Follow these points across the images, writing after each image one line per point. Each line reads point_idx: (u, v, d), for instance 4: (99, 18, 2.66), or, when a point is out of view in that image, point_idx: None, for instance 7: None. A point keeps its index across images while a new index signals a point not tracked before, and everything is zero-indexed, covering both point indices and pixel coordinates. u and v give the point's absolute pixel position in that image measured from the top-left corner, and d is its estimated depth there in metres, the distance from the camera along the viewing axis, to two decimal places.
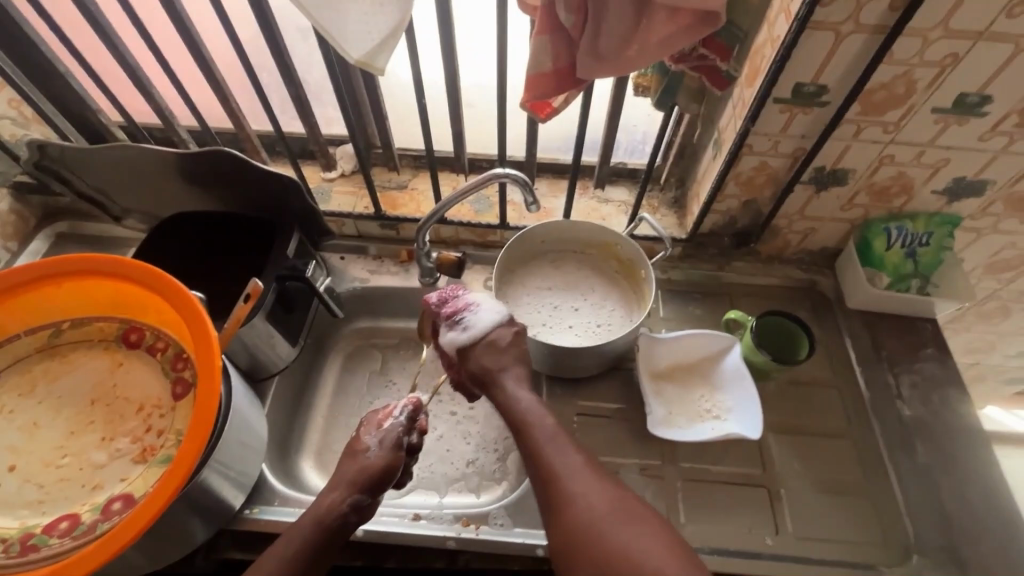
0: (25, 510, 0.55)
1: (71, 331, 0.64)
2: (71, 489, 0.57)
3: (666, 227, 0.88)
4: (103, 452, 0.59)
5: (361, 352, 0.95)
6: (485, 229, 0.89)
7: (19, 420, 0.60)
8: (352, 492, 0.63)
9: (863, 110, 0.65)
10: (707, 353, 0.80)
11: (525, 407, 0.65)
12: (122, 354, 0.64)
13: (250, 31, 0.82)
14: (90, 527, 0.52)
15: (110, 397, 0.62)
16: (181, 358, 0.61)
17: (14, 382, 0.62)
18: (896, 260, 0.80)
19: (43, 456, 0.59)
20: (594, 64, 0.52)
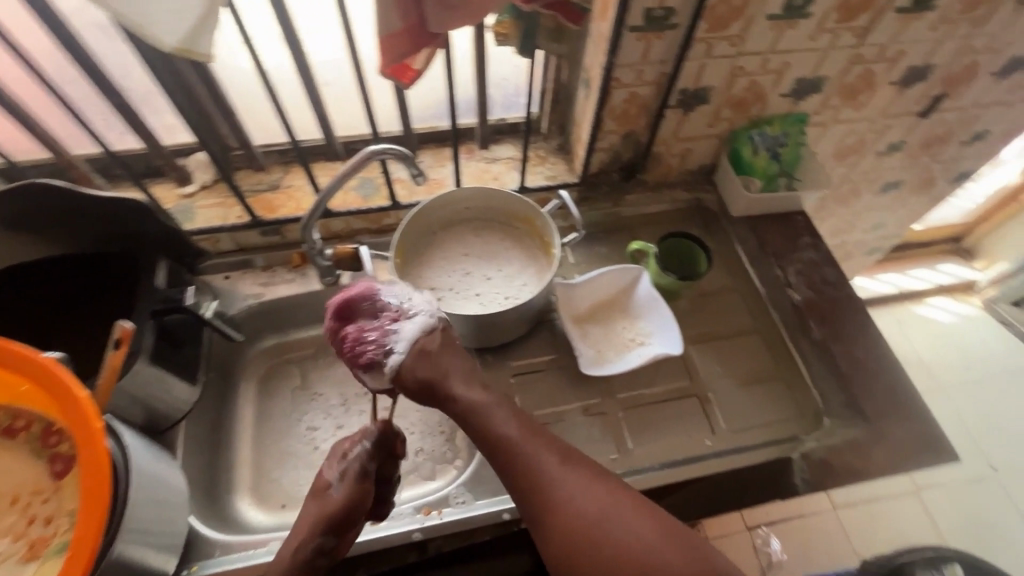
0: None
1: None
2: None
3: (557, 175, 0.89)
4: None
5: (276, 372, 0.88)
6: (378, 213, 0.84)
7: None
8: (314, 538, 0.59)
9: (711, 26, 0.68)
10: (620, 287, 0.83)
11: (482, 413, 0.61)
12: None
13: (35, 37, 0.68)
14: None
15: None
16: (52, 428, 0.53)
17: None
18: (764, 164, 0.86)
19: None
20: (446, 14, 0.49)
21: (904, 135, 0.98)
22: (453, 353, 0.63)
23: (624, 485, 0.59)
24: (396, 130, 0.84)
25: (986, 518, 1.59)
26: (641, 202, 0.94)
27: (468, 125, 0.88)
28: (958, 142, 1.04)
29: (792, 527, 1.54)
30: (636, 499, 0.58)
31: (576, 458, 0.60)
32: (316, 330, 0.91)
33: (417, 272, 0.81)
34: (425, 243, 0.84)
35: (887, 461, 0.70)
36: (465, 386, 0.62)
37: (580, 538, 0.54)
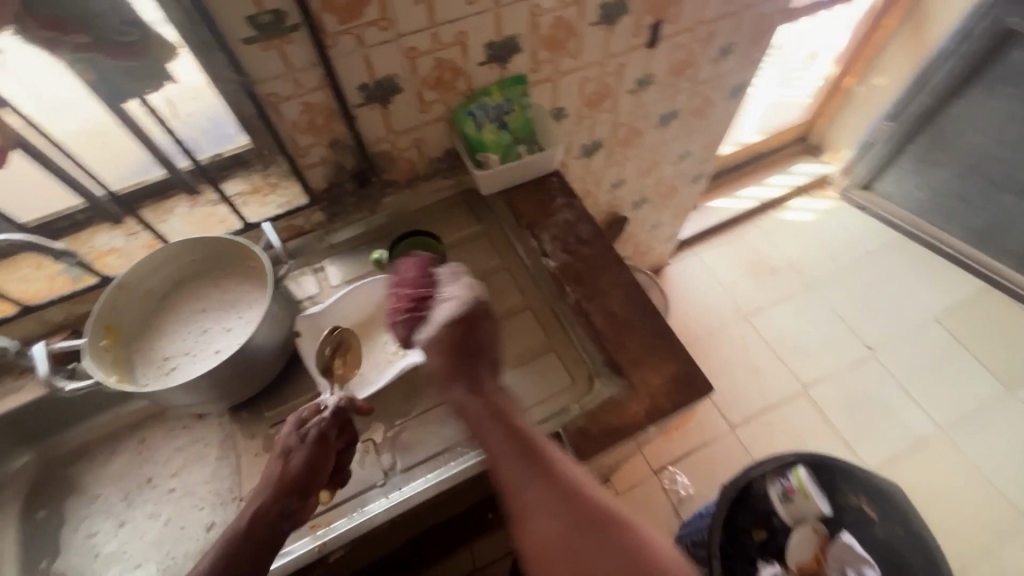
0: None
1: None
2: None
3: (291, 199, 0.83)
4: None
5: (44, 485, 0.81)
6: (92, 292, 0.77)
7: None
8: (274, 502, 0.62)
9: (338, 17, 0.63)
10: (375, 303, 0.80)
11: (480, 416, 0.64)
12: None
13: None
14: None
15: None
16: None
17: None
18: (493, 136, 0.83)
19: None
20: None
21: (646, 67, 0.96)
22: (482, 337, 0.68)
23: (609, 513, 0.56)
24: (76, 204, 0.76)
25: (873, 397, 1.66)
26: (395, 203, 0.89)
27: (158, 178, 0.78)
28: (708, 61, 1.03)
29: (697, 458, 1.58)
30: (622, 523, 0.55)
31: (565, 474, 0.59)
32: (82, 428, 0.84)
33: (148, 346, 0.74)
34: (157, 307, 0.77)
35: (642, 411, 0.70)
36: (476, 394, 0.66)
37: (547, 548, 0.55)
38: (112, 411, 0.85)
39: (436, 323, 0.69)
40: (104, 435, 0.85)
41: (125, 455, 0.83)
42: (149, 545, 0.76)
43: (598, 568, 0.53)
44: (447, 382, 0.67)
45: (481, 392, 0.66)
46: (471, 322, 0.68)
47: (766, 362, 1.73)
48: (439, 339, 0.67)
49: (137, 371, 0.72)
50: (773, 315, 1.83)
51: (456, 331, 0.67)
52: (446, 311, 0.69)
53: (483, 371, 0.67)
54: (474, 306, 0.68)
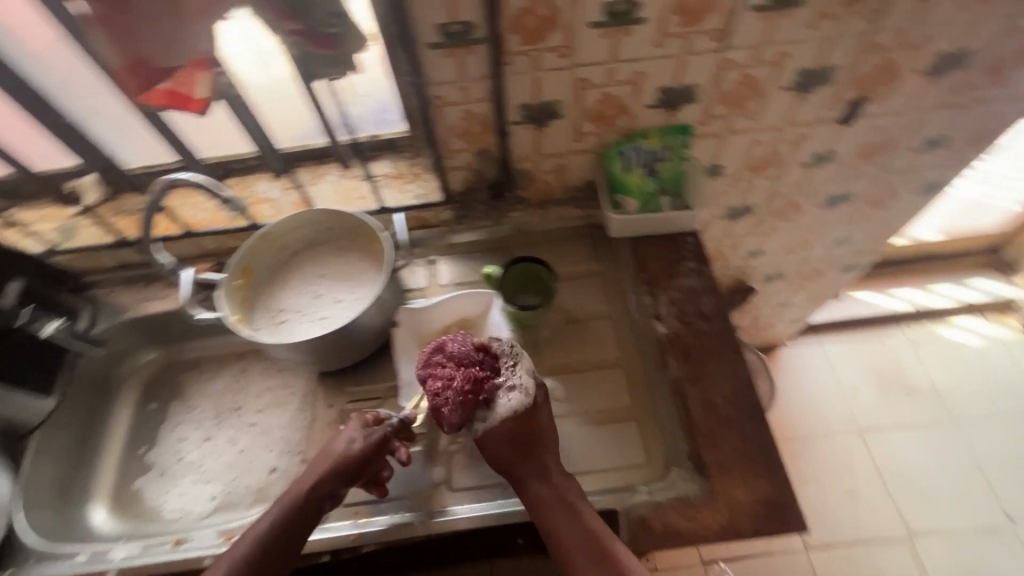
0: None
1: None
2: None
3: (427, 193, 0.86)
4: None
5: (159, 383, 0.92)
6: (241, 232, 0.85)
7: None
8: (327, 482, 0.64)
9: (523, 38, 0.62)
10: (473, 316, 0.80)
11: (549, 509, 0.63)
12: None
13: None
14: None
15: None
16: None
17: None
18: (639, 181, 0.79)
19: None
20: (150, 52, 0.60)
21: (829, 144, 0.85)
22: (545, 431, 0.66)
23: None
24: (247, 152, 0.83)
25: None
26: (522, 220, 0.88)
27: (320, 146, 0.84)
28: (907, 150, 0.90)
29: (754, 565, 1.42)
30: None
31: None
32: (200, 343, 0.94)
33: (270, 294, 0.82)
34: (287, 260, 0.84)
35: (715, 525, 0.63)
36: (541, 482, 0.64)
37: None
38: (227, 337, 0.94)
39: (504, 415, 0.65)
40: (216, 355, 0.94)
41: (226, 379, 0.92)
42: (222, 468, 0.84)
43: None
44: (510, 473, 0.65)
45: (549, 480, 0.65)
46: (526, 412, 0.66)
47: (868, 489, 1.51)
48: (509, 430, 0.65)
49: (255, 315, 0.79)
50: (893, 439, 1.58)
51: (518, 423, 0.65)
52: (513, 401, 0.65)
53: (544, 457, 0.65)
54: (535, 393, 0.67)
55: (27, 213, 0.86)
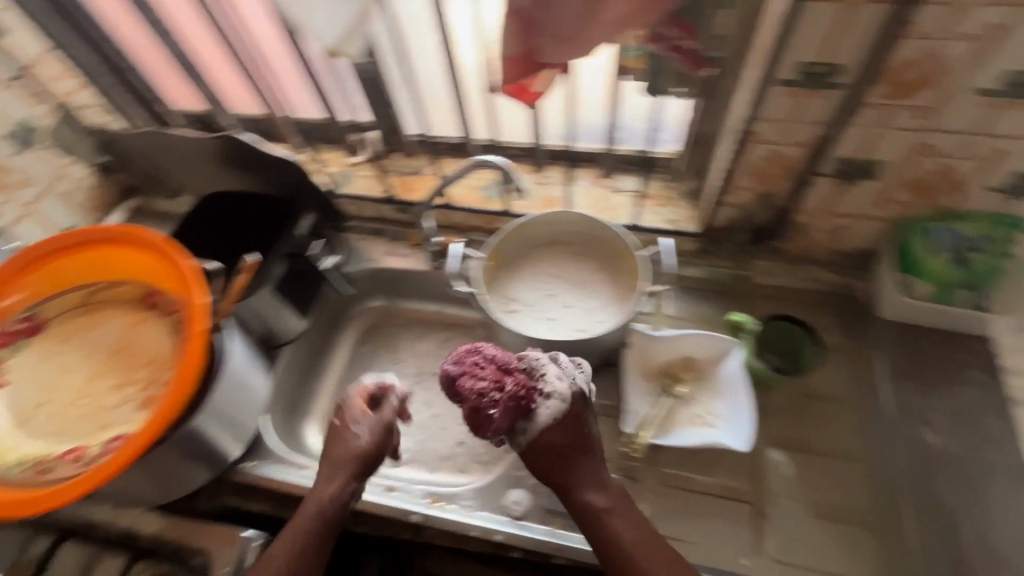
0: (48, 438, 0.60)
1: (107, 289, 0.69)
2: (86, 426, 0.61)
3: (678, 222, 0.84)
4: (114, 397, 0.63)
5: (374, 330, 1.00)
6: (491, 215, 0.90)
7: (60, 360, 0.65)
8: (349, 481, 0.64)
9: (887, 91, 0.57)
10: (703, 359, 0.76)
11: (609, 517, 0.60)
12: (145, 313, 0.68)
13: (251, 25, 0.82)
14: (93, 458, 0.58)
15: (127, 347, 0.66)
16: (173, 306, 0.67)
17: (54, 331, 0.67)
18: (940, 269, 0.70)
19: (67, 397, 0.63)
20: (558, 47, 0.51)
21: None
22: (580, 445, 0.62)
23: None
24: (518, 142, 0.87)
25: None
26: (769, 272, 0.82)
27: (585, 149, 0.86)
28: None
29: None
30: None
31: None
32: (415, 305, 1.01)
33: (506, 281, 0.83)
34: (526, 253, 0.86)
35: None
36: (595, 489, 0.62)
37: None
38: (441, 306, 1.00)
39: (546, 421, 0.60)
40: (427, 319, 1.01)
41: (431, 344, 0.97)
42: (416, 425, 0.90)
43: None
44: (563, 483, 0.62)
45: (602, 490, 0.62)
46: (573, 423, 0.62)
47: None
48: (552, 442, 0.61)
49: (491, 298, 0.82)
50: None
51: (567, 432, 0.62)
52: (553, 411, 0.60)
53: (586, 468, 0.62)
54: (577, 403, 0.62)
55: (324, 154, 0.99)
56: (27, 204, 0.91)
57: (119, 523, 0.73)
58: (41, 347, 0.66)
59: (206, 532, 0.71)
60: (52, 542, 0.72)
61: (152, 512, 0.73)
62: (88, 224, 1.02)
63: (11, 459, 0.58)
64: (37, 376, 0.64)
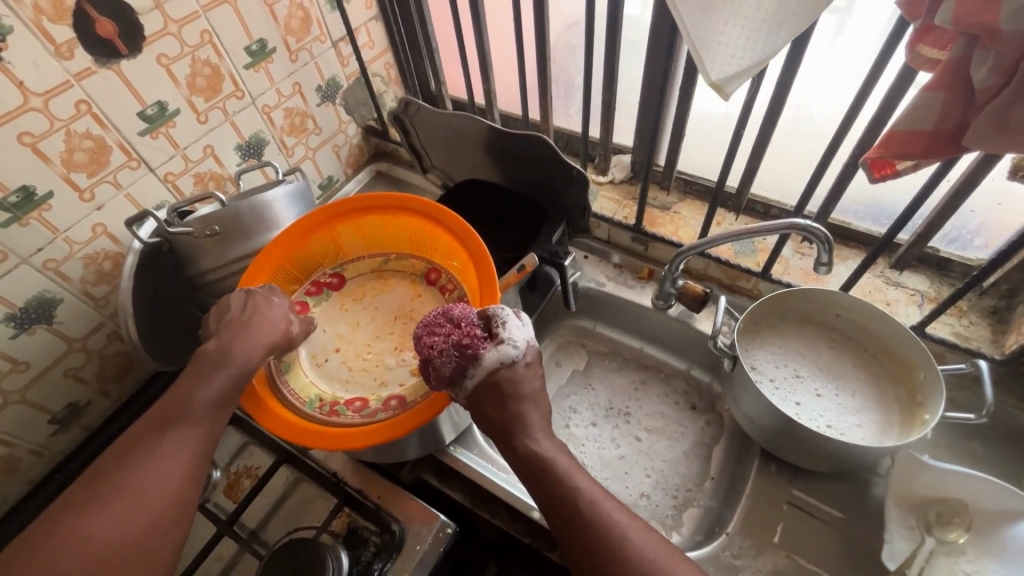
0: (337, 384, 0.67)
1: (394, 263, 0.77)
2: (368, 379, 0.67)
3: (972, 340, 0.73)
4: (393, 358, 0.69)
5: (571, 347, 0.98)
6: (741, 273, 0.84)
7: (352, 316, 0.74)
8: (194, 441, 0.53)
9: None
10: (985, 508, 0.64)
11: (557, 463, 0.50)
12: (421, 287, 0.74)
13: (567, 34, 0.87)
14: (373, 413, 0.61)
15: (406, 317, 0.72)
16: (451, 284, 0.72)
17: (350, 290, 0.76)
18: None
19: (357, 349, 0.71)
20: (993, 135, 0.45)
21: None
22: (524, 396, 0.54)
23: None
24: (788, 204, 0.83)
25: None
26: None
27: (874, 234, 0.78)
28: None
29: None
30: None
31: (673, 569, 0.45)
32: (617, 336, 0.98)
33: (749, 347, 0.77)
34: (777, 322, 0.79)
35: None
36: (542, 434, 0.53)
37: None
38: (644, 346, 0.96)
39: (493, 373, 0.53)
40: (625, 354, 0.96)
41: (626, 380, 0.94)
42: (600, 460, 0.86)
43: None
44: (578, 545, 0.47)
45: (545, 438, 0.52)
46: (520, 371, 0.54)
47: None
48: (493, 387, 0.53)
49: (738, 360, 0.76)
50: None
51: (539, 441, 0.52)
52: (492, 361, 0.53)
53: (618, 521, 0.47)
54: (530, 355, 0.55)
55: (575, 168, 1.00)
56: (311, 150, 1.02)
57: (332, 464, 0.77)
58: (339, 302, 0.75)
59: (408, 503, 0.73)
60: (273, 461, 0.78)
61: (359, 465, 0.77)
62: (342, 178, 1.12)
63: (311, 394, 0.65)
64: (334, 327, 0.73)
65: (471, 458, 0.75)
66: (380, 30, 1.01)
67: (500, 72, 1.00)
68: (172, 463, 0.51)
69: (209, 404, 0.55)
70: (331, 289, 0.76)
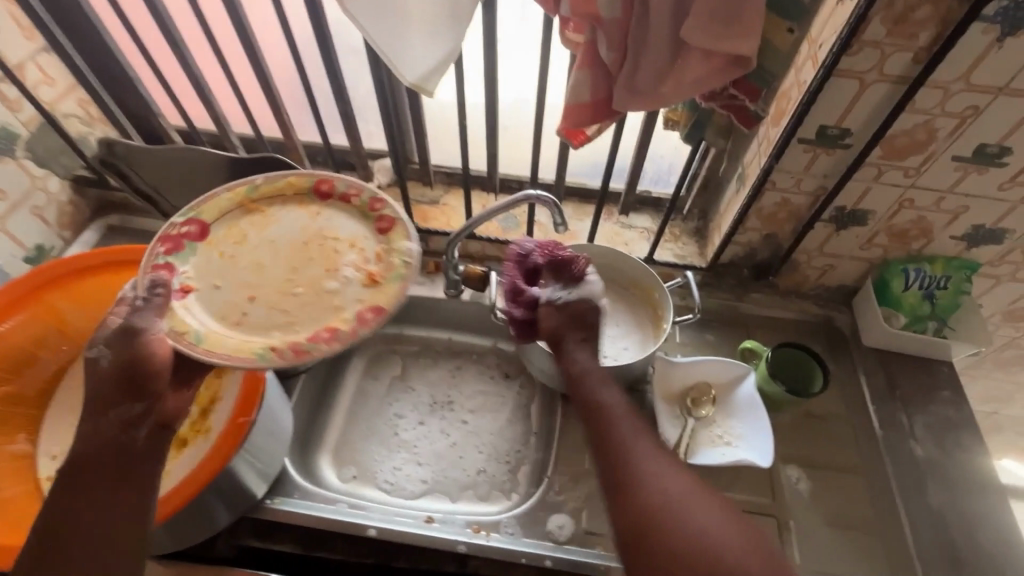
0: (281, 326, 0.58)
1: (261, 187, 0.67)
2: (315, 310, 0.60)
3: (686, 257, 0.91)
4: (331, 279, 0.62)
5: (381, 357, 0.97)
6: (512, 246, 0.93)
7: (244, 260, 0.63)
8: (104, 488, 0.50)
9: (886, 153, 0.67)
10: (720, 382, 0.82)
11: (582, 367, 0.62)
12: (315, 206, 0.68)
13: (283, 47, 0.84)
14: (351, 330, 0.58)
15: (315, 236, 0.65)
16: (351, 190, 0.68)
17: (219, 235, 0.65)
18: (913, 302, 0.81)
19: (275, 288, 0.61)
20: (629, 97, 0.55)
21: None
22: (596, 326, 0.66)
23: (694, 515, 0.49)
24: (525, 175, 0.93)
25: None
26: (768, 304, 0.91)
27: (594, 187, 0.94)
28: None
29: None
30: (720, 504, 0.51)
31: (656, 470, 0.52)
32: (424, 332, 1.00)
33: None
34: None
35: None
36: (582, 355, 0.64)
37: (666, 518, 0.49)
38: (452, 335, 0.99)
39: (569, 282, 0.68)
40: (436, 348, 0.99)
41: (442, 370, 0.96)
42: (435, 455, 0.88)
43: (719, 552, 0.47)
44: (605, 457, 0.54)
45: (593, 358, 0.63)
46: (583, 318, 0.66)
47: None
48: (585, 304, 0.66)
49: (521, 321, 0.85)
50: None
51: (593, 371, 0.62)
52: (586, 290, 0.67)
53: (624, 429, 0.56)
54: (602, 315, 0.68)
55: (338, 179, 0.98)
56: None
57: None
58: (211, 253, 0.63)
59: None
60: None
61: (160, 559, 0.66)
62: (56, 243, 0.93)
63: (257, 346, 0.56)
64: (229, 276, 0.62)
65: (291, 502, 0.70)
66: (56, 63, 0.85)
67: (226, 95, 0.92)
68: (85, 535, 0.48)
69: (98, 448, 0.51)
70: (193, 239, 0.63)
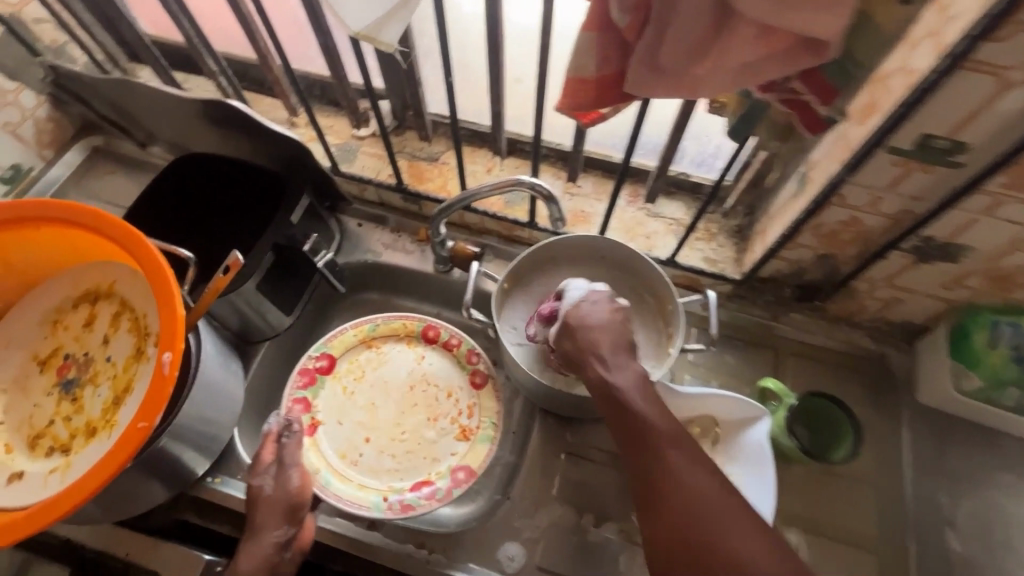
0: (386, 476, 0.70)
1: (380, 327, 0.77)
2: (416, 460, 0.71)
3: (719, 262, 0.76)
4: (432, 430, 0.73)
5: None
6: (512, 224, 0.80)
7: (362, 400, 0.74)
8: (271, 541, 0.58)
9: (1011, 181, 0.48)
10: (725, 418, 0.70)
11: (620, 381, 0.48)
12: (421, 349, 0.77)
13: None
14: (447, 491, 0.66)
15: (414, 389, 0.75)
16: (452, 339, 0.77)
17: (343, 369, 0.75)
18: (997, 362, 0.64)
19: (388, 432, 0.73)
20: (649, 78, 0.40)
21: None
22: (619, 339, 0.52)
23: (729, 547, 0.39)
24: (526, 138, 0.78)
25: None
26: (807, 328, 0.76)
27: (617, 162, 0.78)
28: None
29: None
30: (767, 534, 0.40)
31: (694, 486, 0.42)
32: (411, 303, 0.87)
33: (519, 301, 0.73)
34: (540, 276, 0.74)
35: None
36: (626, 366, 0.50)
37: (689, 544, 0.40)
38: (441, 310, 0.86)
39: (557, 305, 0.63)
40: None
41: None
42: None
43: None
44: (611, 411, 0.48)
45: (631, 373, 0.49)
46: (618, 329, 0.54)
47: None
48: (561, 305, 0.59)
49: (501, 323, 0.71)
50: None
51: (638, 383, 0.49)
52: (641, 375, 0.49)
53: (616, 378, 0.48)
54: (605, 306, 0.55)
55: (330, 120, 0.86)
56: None
57: (61, 530, 0.64)
58: (336, 386, 0.74)
59: (158, 549, 0.63)
60: None
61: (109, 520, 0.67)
62: (37, 164, 0.86)
63: (372, 490, 0.68)
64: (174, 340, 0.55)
65: (230, 484, 0.66)
66: None
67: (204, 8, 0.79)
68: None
69: (269, 513, 0.60)
70: (323, 372, 0.74)
